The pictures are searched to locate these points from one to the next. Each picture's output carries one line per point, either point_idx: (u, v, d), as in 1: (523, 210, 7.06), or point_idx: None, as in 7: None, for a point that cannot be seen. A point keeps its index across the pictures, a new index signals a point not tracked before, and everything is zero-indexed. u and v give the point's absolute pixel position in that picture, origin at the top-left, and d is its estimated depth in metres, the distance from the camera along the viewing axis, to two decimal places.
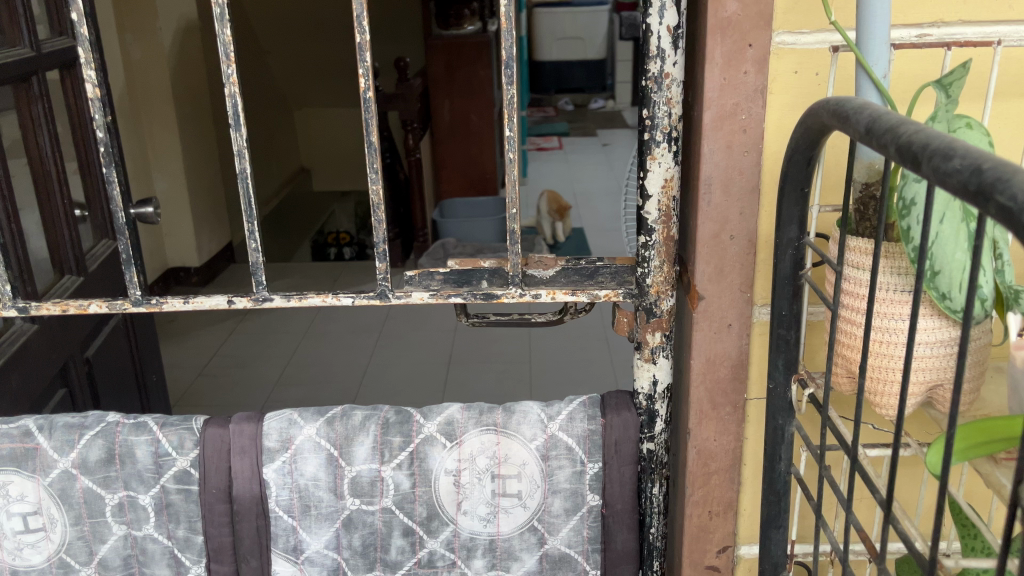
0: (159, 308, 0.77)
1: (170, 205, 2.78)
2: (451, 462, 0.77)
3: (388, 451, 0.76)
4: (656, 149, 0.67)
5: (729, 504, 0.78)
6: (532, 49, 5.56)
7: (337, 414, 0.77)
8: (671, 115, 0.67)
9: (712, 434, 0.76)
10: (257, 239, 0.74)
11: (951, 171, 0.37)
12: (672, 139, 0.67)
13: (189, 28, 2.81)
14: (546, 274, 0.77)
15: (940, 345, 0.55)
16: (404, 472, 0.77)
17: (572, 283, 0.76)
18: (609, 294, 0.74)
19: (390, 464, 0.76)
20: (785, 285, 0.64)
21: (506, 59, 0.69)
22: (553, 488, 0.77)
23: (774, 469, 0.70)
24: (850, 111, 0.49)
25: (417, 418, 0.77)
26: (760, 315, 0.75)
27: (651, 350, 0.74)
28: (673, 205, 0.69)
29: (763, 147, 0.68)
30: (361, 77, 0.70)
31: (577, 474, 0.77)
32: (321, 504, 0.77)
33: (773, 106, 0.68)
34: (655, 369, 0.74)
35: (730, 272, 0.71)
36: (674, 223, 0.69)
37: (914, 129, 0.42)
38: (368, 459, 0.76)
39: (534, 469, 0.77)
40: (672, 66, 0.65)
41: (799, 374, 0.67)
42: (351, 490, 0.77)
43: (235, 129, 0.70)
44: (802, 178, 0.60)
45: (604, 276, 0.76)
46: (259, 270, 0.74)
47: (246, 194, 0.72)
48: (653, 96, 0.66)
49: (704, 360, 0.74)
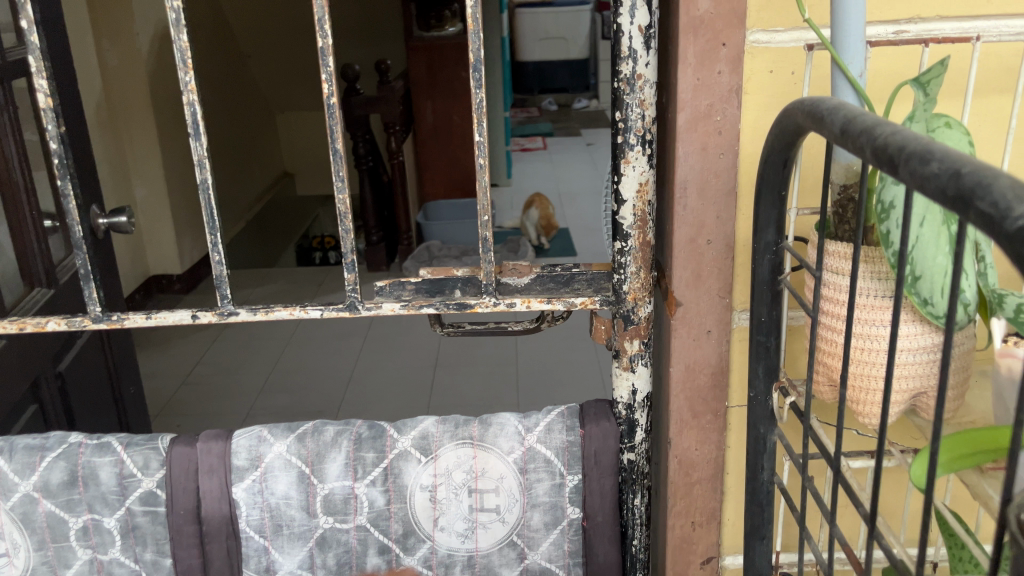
0: (120, 325, 0.74)
1: (150, 213, 2.74)
2: (427, 477, 0.74)
3: (361, 468, 0.74)
4: (630, 152, 0.65)
5: (712, 514, 0.77)
6: (515, 49, 5.54)
7: (307, 430, 0.75)
8: (645, 116, 0.65)
9: (694, 443, 0.74)
10: (221, 251, 0.72)
11: (929, 176, 0.35)
12: (646, 142, 0.65)
13: (166, 34, 2.78)
14: (521, 281, 0.75)
15: (923, 351, 0.54)
16: (379, 488, 0.74)
17: (548, 291, 0.74)
18: (586, 302, 0.72)
19: (363, 481, 0.74)
20: (763, 291, 0.62)
21: (474, 61, 0.67)
22: (532, 501, 0.75)
23: (757, 479, 0.68)
24: (825, 112, 0.47)
25: (391, 432, 0.74)
26: (740, 321, 0.73)
27: (629, 357, 0.72)
28: (649, 209, 0.67)
29: (739, 149, 0.67)
30: (325, 83, 0.67)
31: (556, 487, 0.75)
32: (294, 523, 0.75)
33: (748, 107, 0.66)
34: (634, 377, 0.73)
35: (707, 278, 0.69)
36: (650, 228, 0.68)
37: (890, 130, 0.40)
38: (341, 475, 0.74)
39: (511, 483, 0.75)
40: (645, 66, 0.63)
41: (780, 382, 0.65)
42: (324, 508, 0.75)
43: (195, 138, 0.68)
44: (779, 181, 0.58)
45: (581, 283, 0.74)
46: (223, 283, 0.71)
47: (209, 205, 0.69)
48: (626, 98, 0.64)
49: (683, 367, 0.72)
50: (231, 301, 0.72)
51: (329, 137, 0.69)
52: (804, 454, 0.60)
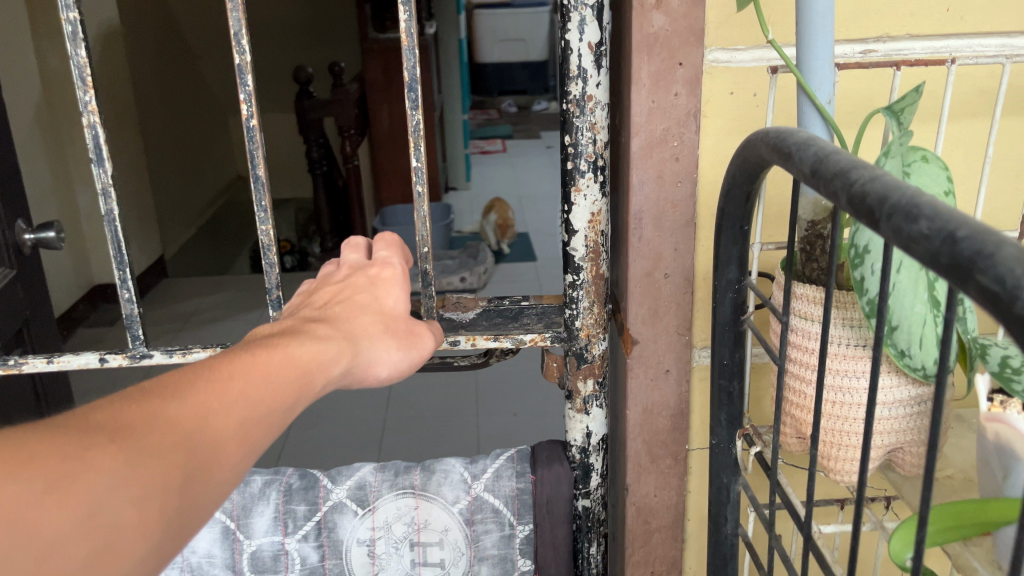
0: (18, 369, 0.67)
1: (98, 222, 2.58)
2: (364, 531, 0.68)
3: (292, 521, 0.67)
4: (580, 180, 0.60)
5: (673, 563, 0.72)
6: (474, 50, 5.48)
7: None
8: (597, 141, 0.59)
9: (653, 489, 0.69)
10: (131, 288, 0.64)
11: (917, 236, 0.30)
12: (598, 169, 0.60)
13: (110, 35, 2.65)
14: (465, 315, 0.66)
15: (900, 405, 0.49)
16: (311, 543, 0.68)
17: (495, 327, 0.65)
18: (536, 339, 0.64)
19: (295, 536, 0.67)
20: (726, 332, 0.57)
21: (409, 79, 0.61)
22: (479, 555, 0.69)
23: (720, 532, 0.63)
24: (793, 147, 0.42)
25: (324, 482, 0.68)
26: (701, 358, 0.68)
27: (583, 399, 0.66)
28: (602, 241, 0.62)
29: (697, 177, 0.62)
30: (242, 103, 0.61)
31: (505, 539, 0.68)
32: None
33: (707, 131, 0.61)
34: (588, 420, 0.67)
35: (665, 314, 0.64)
36: (604, 261, 0.62)
37: (868, 175, 0.35)
38: (270, 530, 0.67)
39: (457, 535, 0.68)
40: (595, 86, 0.58)
41: (744, 429, 0.60)
42: (251, 565, 0.68)
43: (98, 164, 0.61)
44: (742, 214, 0.53)
45: (530, 318, 0.66)
46: (134, 323, 0.65)
47: (114, 238, 0.62)
48: (575, 122, 0.58)
49: (641, 410, 0.67)
50: (144, 342, 0.66)
51: (250, 163, 0.62)
52: (771, 511, 0.55)
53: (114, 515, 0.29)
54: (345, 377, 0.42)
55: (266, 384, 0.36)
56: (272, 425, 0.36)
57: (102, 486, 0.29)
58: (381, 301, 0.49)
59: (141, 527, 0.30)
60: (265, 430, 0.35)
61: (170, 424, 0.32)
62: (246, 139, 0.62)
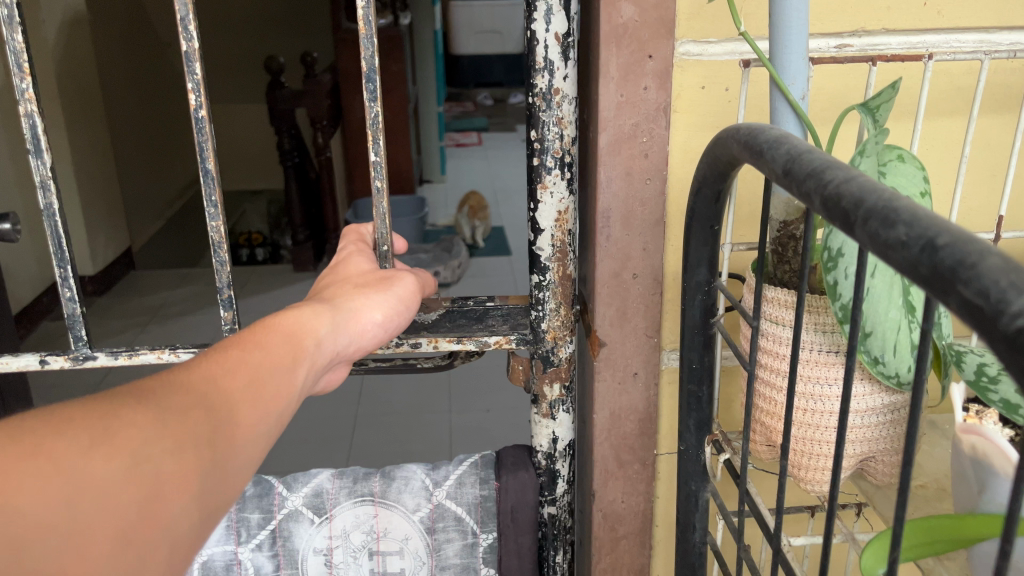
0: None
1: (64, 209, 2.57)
2: (322, 539, 0.65)
3: (245, 530, 0.65)
4: (547, 177, 0.57)
5: (641, 570, 0.70)
6: (449, 42, 5.44)
7: None
8: (564, 136, 0.56)
9: (620, 495, 0.67)
10: (74, 286, 0.59)
11: (895, 243, 0.28)
12: (566, 165, 0.57)
13: (76, 20, 2.59)
14: (427, 316, 0.62)
15: (873, 413, 0.47)
16: (266, 553, 0.65)
17: (458, 329, 0.62)
18: (500, 341, 0.61)
19: (248, 545, 0.65)
20: (695, 336, 0.55)
21: (368, 70, 0.59)
22: (441, 564, 0.66)
23: (688, 540, 0.61)
24: (765, 145, 0.40)
25: (279, 489, 0.65)
26: (670, 361, 0.66)
27: (549, 404, 0.63)
28: (570, 240, 0.59)
29: (667, 174, 0.59)
30: (191, 93, 0.58)
31: (468, 547, 0.66)
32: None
33: (678, 127, 0.59)
34: (554, 425, 0.64)
35: (633, 316, 0.62)
36: (572, 260, 0.59)
37: (843, 177, 0.33)
38: (222, 539, 0.64)
39: (418, 544, 0.65)
40: (563, 79, 0.55)
41: (713, 435, 0.58)
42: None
43: (36, 155, 0.55)
44: (711, 214, 0.51)
45: (495, 320, 0.62)
46: (78, 324, 0.60)
47: (54, 233, 0.57)
48: (542, 116, 0.56)
49: (608, 414, 0.65)
50: (88, 344, 0.61)
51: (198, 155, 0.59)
52: (740, 521, 0.53)
53: (157, 465, 0.30)
54: (336, 347, 0.45)
55: (262, 354, 0.38)
56: (280, 388, 0.38)
57: (137, 443, 0.30)
58: (346, 268, 0.54)
59: (179, 473, 0.31)
60: (273, 393, 0.37)
61: (184, 388, 0.33)
62: (195, 131, 0.59)
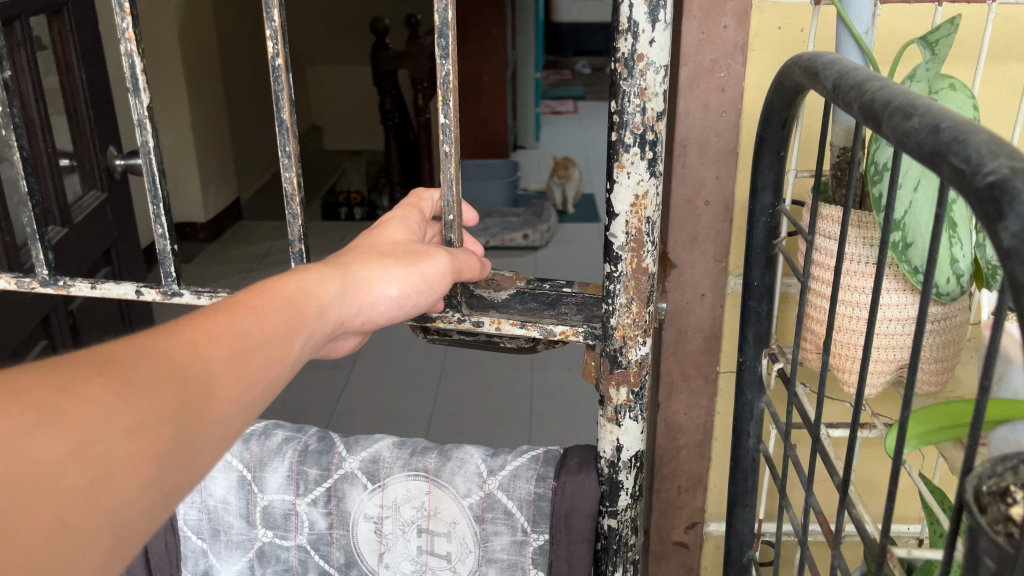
0: (69, 291, 0.61)
1: (176, 159, 2.74)
2: (373, 506, 0.62)
3: (303, 483, 0.62)
4: (624, 156, 0.48)
5: (698, 480, 0.76)
6: (550, 11, 5.48)
7: (256, 430, 0.64)
8: (647, 110, 0.46)
9: (683, 407, 0.74)
10: (165, 224, 0.56)
11: (909, 131, 0.33)
12: (648, 143, 0.47)
13: None
14: (496, 294, 0.55)
15: (911, 321, 0.52)
16: (320, 509, 0.62)
17: (525, 313, 0.54)
18: (565, 333, 0.53)
19: (306, 498, 0.62)
20: (758, 254, 0.60)
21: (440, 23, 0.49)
22: (488, 556, 0.61)
23: (741, 446, 0.67)
24: (820, 67, 0.45)
25: (339, 448, 0.62)
26: (735, 286, 0.72)
27: (615, 408, 0.54)
28: (649, 229, 0.50)
29: (742, 108, 0.65)
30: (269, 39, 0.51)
31: (517, 544, 0.59)
32: (232, 532, 0.64)
33: (753, 64, 0.64)
34: (619, 432, 0.55)
35: (704, 240, 0.68)
36: (649, 252, 0.50)
37: (879, 86, 0.38)
38: (282, 488, 0.62)
39: (465, 530, 0.60)
40: (649, 42, 0.45)
41: (770, 348, 0.64)
42: (263, 520, 0.63)
43: (135, 93, 0.52)
44: (778, 142, 0.56)
45: (568, 308, 0.54)
46: (167, 260, 0.57)
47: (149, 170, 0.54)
48: (622, 86, 0.46)
49: (675, 331, 0.71)
50: (177, 280, 0.58)
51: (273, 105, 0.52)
52: (788, 421, 0.58)
53: (113, 442, 0.29)
54: (339, 318, 0.42)
55: (255, 319, 0.37)
56: (268, 362, 0.36)
57: (93, 417, 0.29)
58: (374, 233, 0.51)
59: (135, 457, 0.29)
60: (248, 372, 0.35)
61: (161, 355, 0.32)
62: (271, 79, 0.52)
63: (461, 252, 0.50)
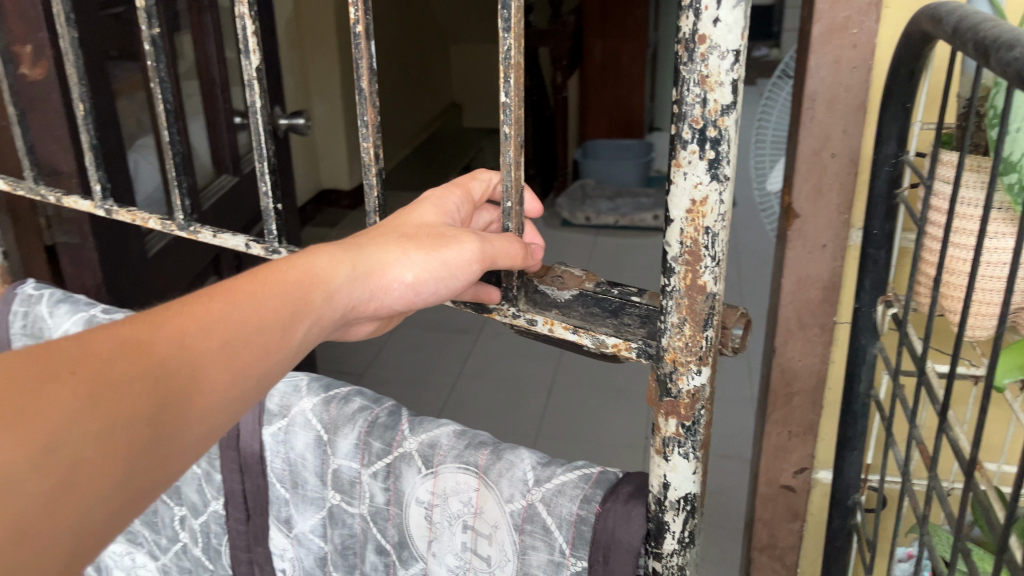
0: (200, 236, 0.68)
1: (325, 128, 2.94)
2: (425, 492, 0.61)
3: (367, 454, 0.63)
4: (681, 152, 0.40)
5: (810, 426, 0.80)
6: None
7: (339, 394, 0.66)
8: (710, 102, 0.39)
9: (799, 354, 0.77)
10: (269, 181, 0.60)
11: (1013, 60, 0.37)
12: (710, 140, 0.39)
13: None
14: (561, 293, 0.51)
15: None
16: (380, 483, 0.63)
17: (583, 318, 0.49)
18: (617, 346, 0.47)
19: (368, 469, 0.63)
20: (879, 204, 0.63)
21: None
22: (526, 569, 0.57)
23: (853, 391, 0.70)
24: (944, 14, 0.48)
25: (403, 427, 0.62)
26: (856, 239, 0.74)
27: (663, 440, 0.47)
28: (709, 242, 0.42)
29: (873, 64, 0.67)
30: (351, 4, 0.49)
31: (556, 564, 0.55)
32: (308, 487, 0.67)
33: (887, 22, 0.67)
34: (667, 468, 0.47)
35: (828, 192, 0.71)
36: (706, 268, 0.42)
37: (993, 25, 0.41)
38: (349, 455, 0.64)
39: (506, 537, 0.57)
40: (711, 22, 0.37)
41: (886, 296, 0.67)
42: (333, 481, 0.65)
43: (246, 56, 0.55)
44: (906, 92, 0.59)
45: (630, 318, 0.48)
46: (269, 219, 0.61)
47: (256, 129, 0.57)
48: (680, 67, 0.39)
49: (795, 279, 0.74)
50: (278, 238, 0.61)
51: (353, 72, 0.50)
52: (898, 362, 0.61)
53: (75, 448, 0.32)
54: (347, 303, 0.44)
55: (248, 311, 0.40)
56: (257, 357, 0.39)
57: (57, 420, 0.32)
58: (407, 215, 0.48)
59: (100, 456, 0.32)
60: (234, 369, 0.38)
61: (139, 348, 0.35)
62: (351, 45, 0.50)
63: (500, 237, 0.47)
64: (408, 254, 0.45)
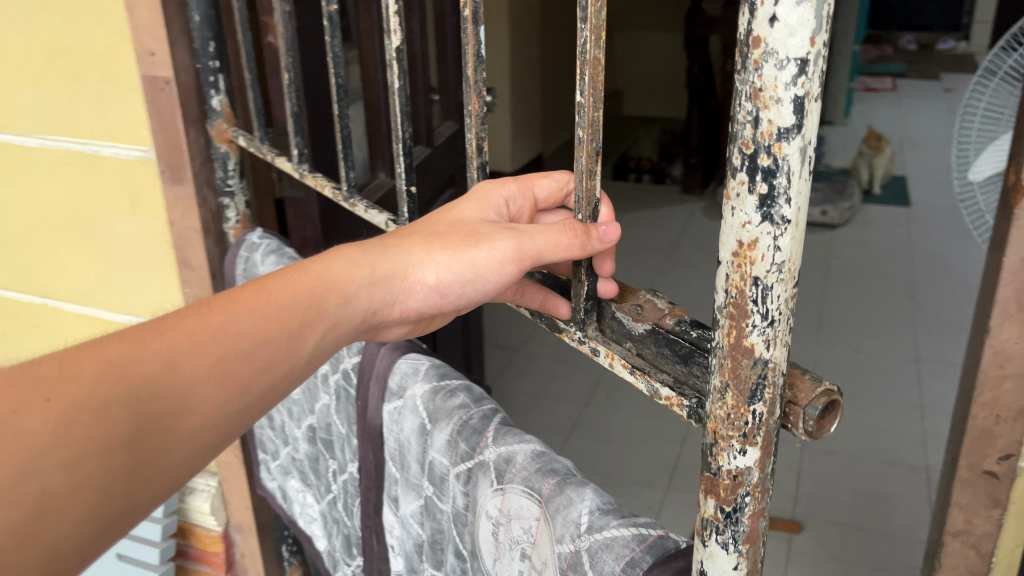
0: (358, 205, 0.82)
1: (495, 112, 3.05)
2: (494, 507, 0.63)
3: (456, 453, 0.67)
4: (729, 179, 0.38)
5: (1021, 412, 0.78)
6: None
7: (448, 388, 0.70)
8: (765, 122, 0.36)
9: (1016, 336, 0.75)
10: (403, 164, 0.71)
11: None
12: (760, 171, 0.37)
13: None
14: (636, 325, 0.52)
15: None
16: (461, 485, 0.67)
17: (652, 360, 0.51)
18: (669, 398, 0.48)
19: (455, 468, 0.67)
20: None
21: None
22: None
23: None
24: None
25: (489, 436, 0.64)
26: None
27: (703, 520, 0.46)
28: (754, 291, 0.39)
29: None
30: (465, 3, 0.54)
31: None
32: (410, 470, 0.74)
33: None
34: (705, 554, 0.46)
35: None
36: (746, 325, 0.40)
37: None
38: (443, 451, 0.69)
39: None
40: (769, 22, 0.35)
41: None
42: (428, 470, 0.71)
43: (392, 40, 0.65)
44: None
45: (694, 369, 0.48)
46: (400, 204, 0.72)
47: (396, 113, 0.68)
48: (737, 80, 0.37)
49: (1019, 259, 0.73)
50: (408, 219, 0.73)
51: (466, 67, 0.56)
52: None
53: (41, 470, 0.42)
54: (361, 303, 0.58)
55: (236, 326, 0.52)
56: (246, 370, 0.52)
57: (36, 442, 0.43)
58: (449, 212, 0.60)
59: (89, 469, 0.44)
60: (209, 383, 0.50)
61: (122, 369, 0.47)
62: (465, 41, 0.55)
63: (542, 233, 0.53)
64: (434, 257, 0.57)
